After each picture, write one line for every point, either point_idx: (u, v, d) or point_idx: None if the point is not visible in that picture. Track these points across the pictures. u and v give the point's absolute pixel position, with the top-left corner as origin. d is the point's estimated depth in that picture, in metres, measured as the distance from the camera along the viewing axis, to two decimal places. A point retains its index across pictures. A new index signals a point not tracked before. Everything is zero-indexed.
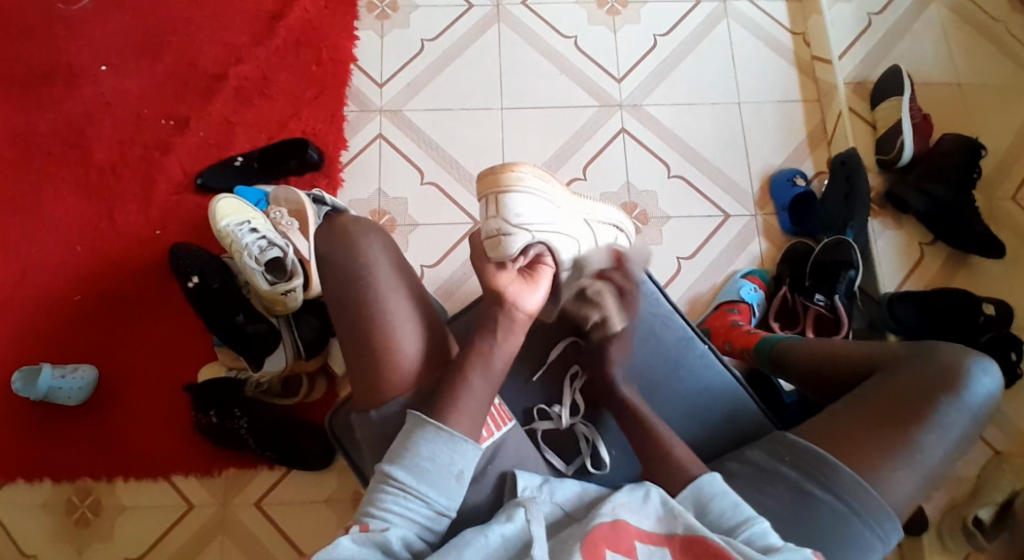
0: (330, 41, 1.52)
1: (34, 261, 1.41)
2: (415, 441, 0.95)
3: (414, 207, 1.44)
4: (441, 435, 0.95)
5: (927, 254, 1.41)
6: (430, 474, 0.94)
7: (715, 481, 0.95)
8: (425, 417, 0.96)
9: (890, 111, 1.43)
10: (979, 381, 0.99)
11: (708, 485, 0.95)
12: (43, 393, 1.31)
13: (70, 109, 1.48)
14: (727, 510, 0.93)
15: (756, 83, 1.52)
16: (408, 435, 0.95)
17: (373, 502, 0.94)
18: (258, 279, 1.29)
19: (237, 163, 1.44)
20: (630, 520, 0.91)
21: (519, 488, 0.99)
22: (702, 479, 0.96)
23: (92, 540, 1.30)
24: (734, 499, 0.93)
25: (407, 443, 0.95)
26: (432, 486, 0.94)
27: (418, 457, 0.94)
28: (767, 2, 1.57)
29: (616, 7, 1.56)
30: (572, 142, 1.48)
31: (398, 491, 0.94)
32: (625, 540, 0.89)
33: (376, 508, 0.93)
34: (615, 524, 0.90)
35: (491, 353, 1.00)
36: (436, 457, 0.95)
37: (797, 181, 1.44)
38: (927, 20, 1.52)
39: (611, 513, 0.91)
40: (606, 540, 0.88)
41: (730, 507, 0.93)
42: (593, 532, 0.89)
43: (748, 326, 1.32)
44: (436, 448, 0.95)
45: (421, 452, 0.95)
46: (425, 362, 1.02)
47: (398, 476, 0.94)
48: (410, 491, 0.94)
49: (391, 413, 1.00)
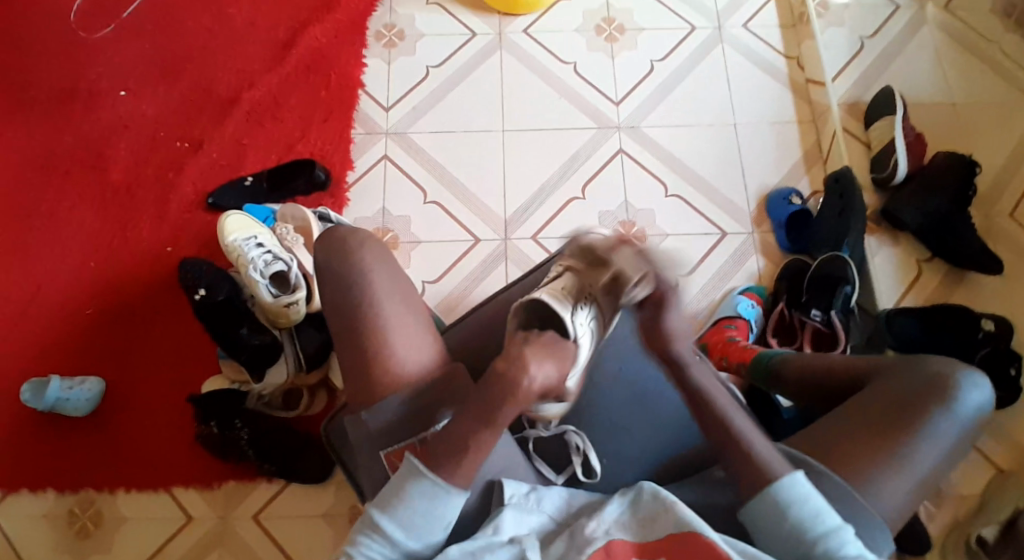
0: (339, 68, 1.58)
1: (49, 277, 1.45)
2: (406, 492, 0.90)
3: (417, 224, 1.48)
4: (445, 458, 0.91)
5: (924, 270, 1.42)
6: (418, 529, 0.90)
7: (795, 485, 0.90)
8: (423, 472, 0.90)
9: (884, 130, 1.46)
10: (970, 393, 0.99)
11: (786, 489, 0.90)
12: (50, 405, 1.34)
13: (90, 132, 1.54)
14: (805, 517, 0.89)
15: (751, 106, 1.55)
16: (401, 486, 0.91)
17: (355, 545, 0.91)
18: (262, 292, 1.32)
19: (246, 182, 1.49)
20: (623, 536, 0.90)
21: (506, 496, 0.95)
22: (783, 483, 0.90)
23: (92, 551, 1.31)
24: (816, 507, 0.89)
25: (398, 491, 0.91)
26: (422, 539, 0.91)
27: (408, 510, 0.90)
28: (761, 29, 1.62)
29: (614, 34, 1.61)
30: (570, 163, 1.51)
31: (384, 542, 0.90)
32: None
33: (359, 551, 0.91)
34: (609, 546, 0.88)
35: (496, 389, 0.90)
36: (425, 513, 0.90)
37: (793, 201, 1.46)
38: (919, 43, 1.56)
39: (604, 536, 0.89)
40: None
41: (810, 517, 0.89)
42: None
43: (745, 341, 1.32)
44: (426, 504, 0.90)
45: (413, 506, 0.90)
46: (421, 367, 1.03)
47: (386, 528, 0.90)
48: (396, 543, 0.90)
49: (384, 412, 1.00)
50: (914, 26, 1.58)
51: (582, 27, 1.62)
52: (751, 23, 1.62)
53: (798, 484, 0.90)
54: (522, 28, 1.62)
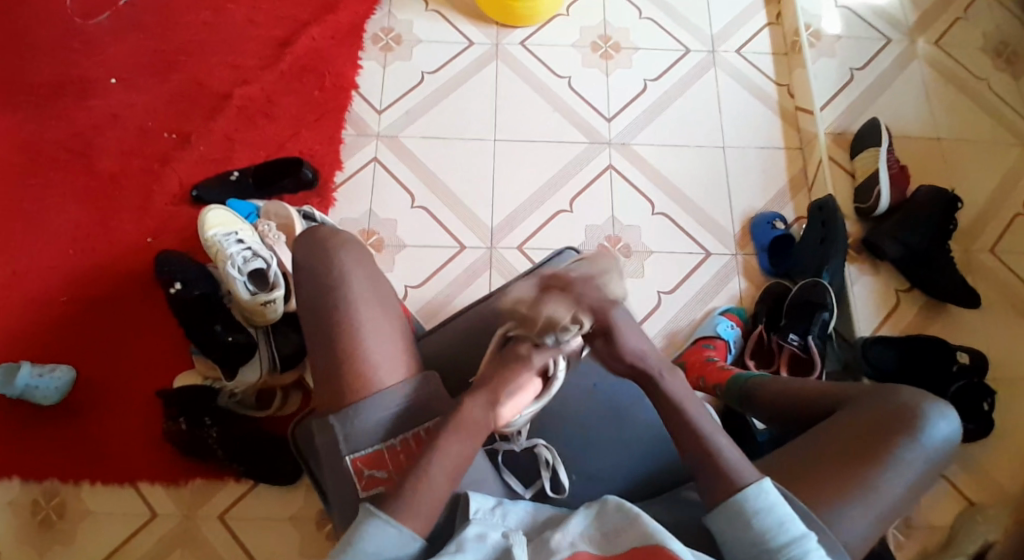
0: (334, 68, 1.59)
1: (27, 262, 1.44)
2: (361, 534, 0.89)
3: (404, 229, 1.48)
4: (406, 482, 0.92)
5: (903, 300, 1.43)
6: None
7: (765, 491, 0.92)
8: (378, 513, 0.90)
9: (868, 161, 1.48)
10: (939, 425, 1.01)
11: (756, 495, 0.91)
12: (19, 391, 1.32)
13: (79, 118, 1.54)
14: (770, 526, 0.90)
15: (739, 130, 1.57)
16: (357, 527, 0.90)
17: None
18: (239, 288, 1.32)
19: (233, 177, 1.48)
20: (587, 547, 0.89)
21: (472, 511, 0.93)
22: (751, 489, 0.92)
23: (55, 542, 1.29)
24: (782, 516, 0.90)
25: (353, 535, 0.90)
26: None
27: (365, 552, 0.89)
28: (754, 55, 1.64)
29: (609, 52, 1.63)
30: (560, 176, 1.52)
31: None
32: None
33: None
34: (573, 559, 0.88)
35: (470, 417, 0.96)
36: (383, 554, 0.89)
37: (776, 225, 1.48)
38: (908, 77, 1.59)
39: (568, 548, 0.89)
40: None
41: (775, 524, 0.90)
42: None
43: (723, 362, 1.33)
44: (384, 545, 0.89)
45: (368, 547, 0.89)
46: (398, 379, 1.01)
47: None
48: None
49: (362, 413, 0.98)
50: (905, 60, 1.60)
51: (578, 42, 1.64)
52: (745, 49, 1.64)
53: (766, 490, 0.92)
54: (519, 39, 1.64)
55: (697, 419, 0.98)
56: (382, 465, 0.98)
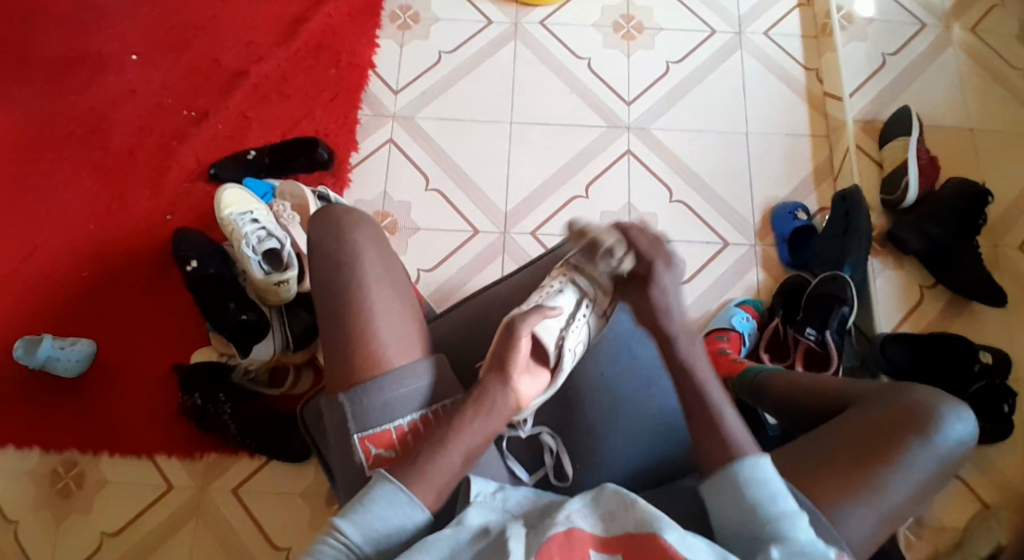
0: (351, 47, 1.57)
1: (46, 236, 1.45)
2: (370, 497, 0.88)
3: (417, 211, 1.47)
4: (417, 458, 0.90)
5: (926, 297, 1.39)
6: (377, 535, 0.87)
7: (763, 465, 0.90)
8: (389, 478, 0.89)
9: (896, 150, 1.43)
10: (953, 425, 0.97)
11: (754, 469, 0.89)
12: (41, 362, 1.34)
13: (98, 94, 1.54)
14: (763, 499, 0.88)
15: (764, 115, 1.52)
16: (366, 490, 0.89)
17: (312, 551, 0.87)
18: (254, 268, 1.31)
19: (249, 156, 1.48)
20: (584, 527, 0.86)
21: (472, 495, 0.91)
22: (748, 462, 0.90)
23: (72, 511, 1.32)
24: (775, 490, 0.88)
25: (362, 497, 0.88)
26: (377, 549, 0.87)
27: (370, 515, 0.87)
28: (782, 37, 1.58)
29: (631, 33, 1.59)
30: (577, 160, 1.49)
31: (340, 549, 0.86)
32: (578, 549, 0.83)
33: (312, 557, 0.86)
34: (569, 533, 0.84)
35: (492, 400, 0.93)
36: (386, 519, 0.88)
37: (798, 215, 1.44)
38: (942, 64, 1.53)
39: (565, 522, 0.85)
40: (560, 551, 0.82)
41: (766, 498, 0.88)
42: (546, 543, 0.82)
43: (735, 354, 1.30)
44: (388, 510, 0.88)
45: (374, 511, 0.88)
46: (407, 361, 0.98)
47: (344, 529, 0.87)
48: (353, 550, 0.87)
49: (373, 389, 0.95)
50: (939, 46, 1.54)
51: (599, 22, 1.60)
52: (772, 31, 1.59)
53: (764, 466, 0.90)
54: (538, 19, 1.60)
55: (701, 417, 0.96)
56: (388, 442, 0.95)
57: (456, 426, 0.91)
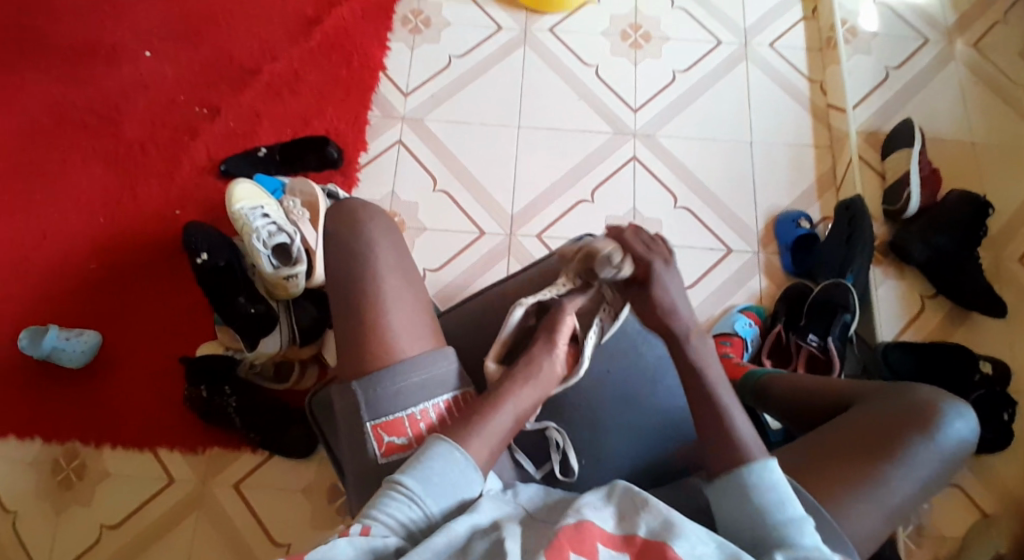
0: (363, 48, 1.59)
1: (56, 227, 1.46)
2: (428, 453, 0.88)
3: (424, 212, 1.48)
4: (472, 416, 0.92)
5: (927, 307, 1.40)
6: (439, 489, 0.86)
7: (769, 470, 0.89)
8: (447, 441, 0.89)
9: (900, 162, 1.44)
10: (955, 424, 0.99)
11: (760, 473, 0.89)
12: (46, 353, 1.35)
13: (112, 87, 1.56)
14: (768, 504, 0.87)
15: (769, 124, 1.55)
16: (422, 448, 0.88)
17: (373, 506, 0.85)
18: (263, 262, 1.32)
19: (261, 153, 1.49)
20: (596, 520, 0.84)
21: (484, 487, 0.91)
22: (758, 465, 0.89)
23: (72, 503, 1.32)
24: (781, 495, 0.87)
25: (418, 455, 0.88)
26: (440, 506, 0.86)
27: (429, 469, 0.87)
28: (787, 49, 1.61)
29: (639, 41, 1.61)
30: (584, 164, 1.51)
31: (404, 501, 0.85)
32: (588, 545, 0.81)
33: (377, 511, 0.84)
34: (580, 526, 0.83)
35: (538, 363, 0.97)
36: (446, 474, 0.87)
37: (802, 224, 1.46)
38: (945, 78, 1.55)
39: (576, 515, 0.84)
40: (571, 543, 0.81)
41: (773, 503, 0.87)
42: (558, 536, 0.82)
43: (738, 359, 1.32)
44: (447, 465, 0.87)
45: (433, 466, 0.87)
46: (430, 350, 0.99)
47: (405, 483, 0.86)
48: (416, 501, 0.85)
49: (387, 377, 0.95)
50: (942, 61, 1.57)
51: (607, 31, 1.62)
52: (779, 42, 1.61)
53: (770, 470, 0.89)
54: (548, 27, 1.62)
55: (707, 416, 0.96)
56: (401, 431, 0.95)
57: (512, 386, 0.94)
